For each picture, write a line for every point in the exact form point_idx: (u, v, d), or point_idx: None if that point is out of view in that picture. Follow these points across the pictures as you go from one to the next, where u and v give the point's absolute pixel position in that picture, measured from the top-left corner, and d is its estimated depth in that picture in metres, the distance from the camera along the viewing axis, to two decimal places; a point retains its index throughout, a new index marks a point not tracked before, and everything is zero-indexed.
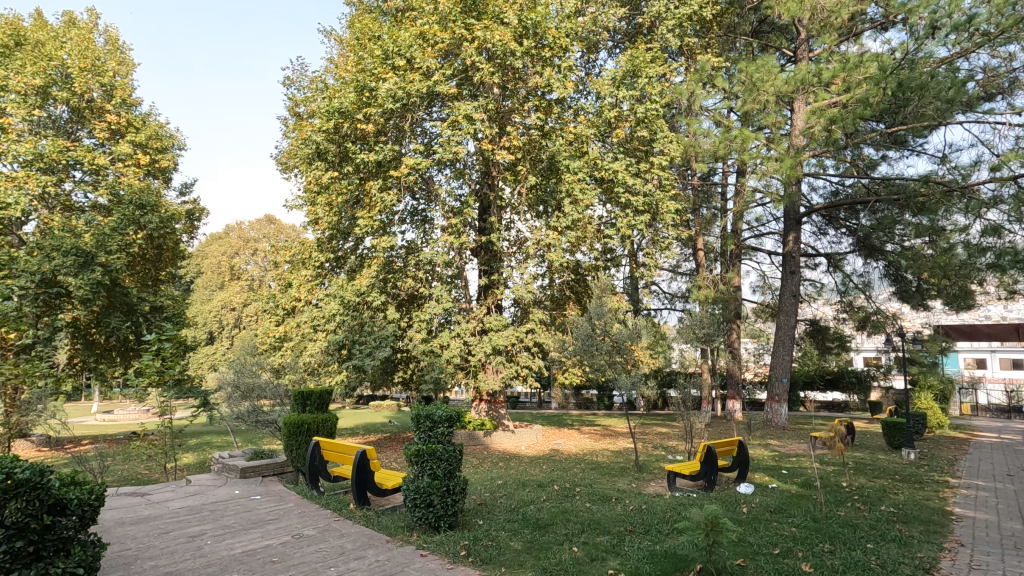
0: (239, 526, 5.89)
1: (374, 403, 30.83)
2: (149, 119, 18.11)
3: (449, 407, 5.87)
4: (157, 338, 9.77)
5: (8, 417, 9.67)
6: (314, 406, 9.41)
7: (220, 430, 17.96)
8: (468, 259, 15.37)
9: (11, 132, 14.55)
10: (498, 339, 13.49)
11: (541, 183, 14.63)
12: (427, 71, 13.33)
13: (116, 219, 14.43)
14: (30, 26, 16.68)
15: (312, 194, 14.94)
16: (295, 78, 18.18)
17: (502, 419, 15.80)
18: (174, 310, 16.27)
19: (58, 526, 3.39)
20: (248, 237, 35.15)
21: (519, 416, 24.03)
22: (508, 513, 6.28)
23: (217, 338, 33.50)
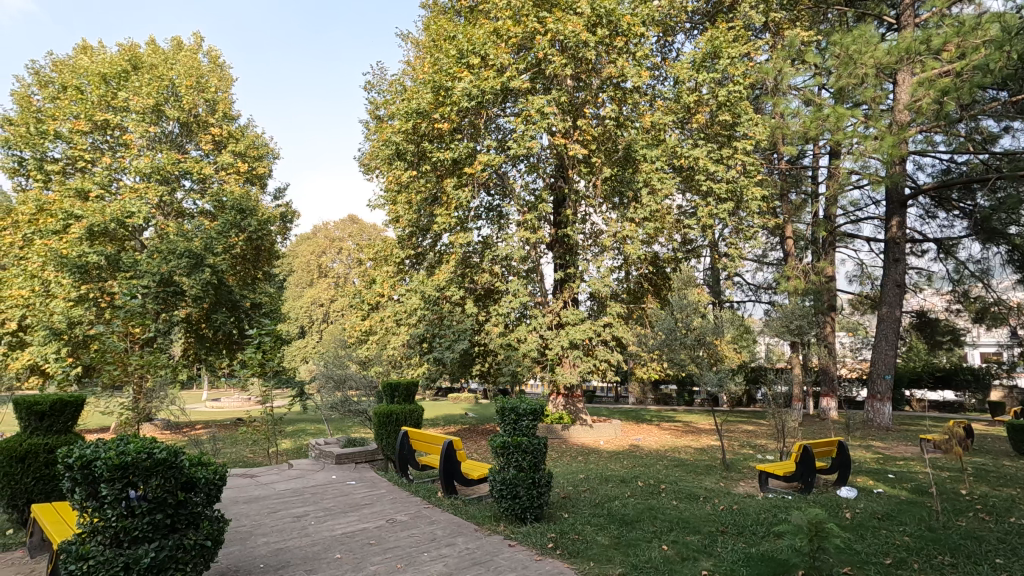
0: (337, 509, 6.27)
1: (453, 395, 31.72)
2: (247, 130, 19.53)
3: (533, 400, 5.92)
4: (258, 332, 10.60)
5: (137, 403, 10.82)
6: (402, 397, 9.82)
7: (313, 418, 19.18)
8: (544, 253, 15.36)
9: (132, 149, 16.22)
10: (575, 333, 13.48)
11: (616, 174, 14.37)
12: (500, 68, 13.41)
13: (221, 223, 15.77)
14: (145, 51, 18.43)
15: (392, 193, 15.53)
16: (376, 82, 18.91)
17: (579, 414, 15.75)
18: (271, 306, 17.56)
19: (190, 502, 3.75)
20: (333, 236, 37.16)
21: (596, 410, 23.72)
22: (593, 507, 6.26)
23: (308, 332, 35.76)
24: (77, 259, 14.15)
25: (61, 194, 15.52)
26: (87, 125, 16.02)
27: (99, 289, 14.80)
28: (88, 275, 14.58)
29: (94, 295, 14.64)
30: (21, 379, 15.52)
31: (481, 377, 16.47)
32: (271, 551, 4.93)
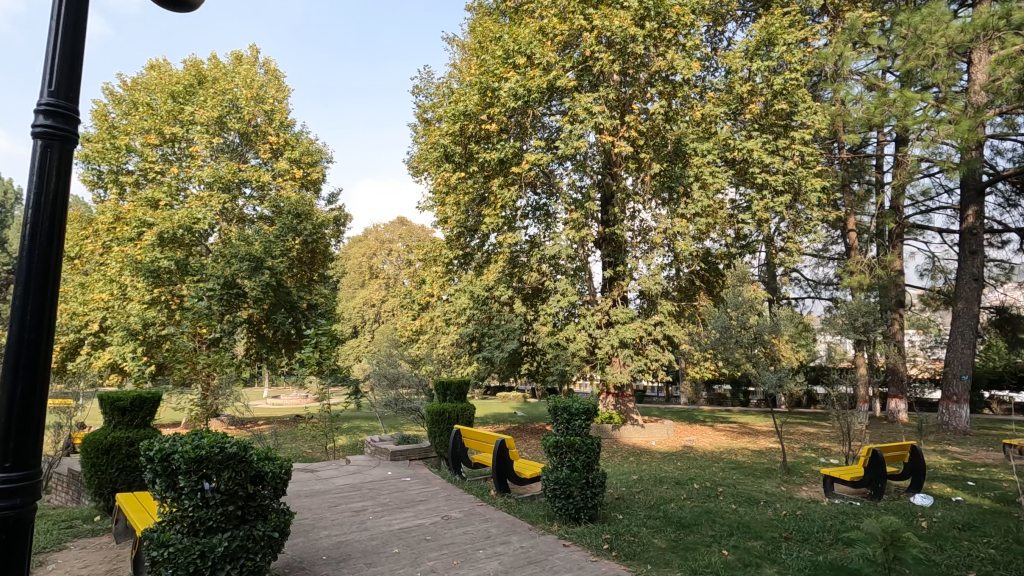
0: (394, 505, 6.41)
1: (501, 394, 31.88)
2: (302, 138, 20.27)
3: (586, 400, 5.88)
4: (315, 333, 10.98)
5: (205, 399, 11.42)
6: (454, 395, 9.96)
7: (367, 416, 19.72)
8: (592, 252, 15.22)
9: (198, 159, 17.14)
10: (625, 332, 13.29)
11: (666, 169, 14.08)
12: (547, 66, 13.35)
13: (279, 227, 16.45)
14: (208, 66, 19.43)
15: (441, 195, 15.76)
16: (423, 86, 19.21)
17: (630, 413, 15.52)
18: (326, 306, 18.16)
19: (258, 495, 3.92)
20: (384, 238, 38.08)
21: (647, 411, 23.31)
22: (648, 509, 6.15)
23: (360, 331, 36.78)
24: (150, 264, 15.09)
25: (135, 204, 16.57)
26: (157, 138, 17.05)
27: (170, 292, 15.72)
28: (160, 279, 15.50)
29: (165, 298, 15.57)
30: (102, 377, 16.69)
31: (529, 376, 16.49)
32: (333, 544, 5.11)
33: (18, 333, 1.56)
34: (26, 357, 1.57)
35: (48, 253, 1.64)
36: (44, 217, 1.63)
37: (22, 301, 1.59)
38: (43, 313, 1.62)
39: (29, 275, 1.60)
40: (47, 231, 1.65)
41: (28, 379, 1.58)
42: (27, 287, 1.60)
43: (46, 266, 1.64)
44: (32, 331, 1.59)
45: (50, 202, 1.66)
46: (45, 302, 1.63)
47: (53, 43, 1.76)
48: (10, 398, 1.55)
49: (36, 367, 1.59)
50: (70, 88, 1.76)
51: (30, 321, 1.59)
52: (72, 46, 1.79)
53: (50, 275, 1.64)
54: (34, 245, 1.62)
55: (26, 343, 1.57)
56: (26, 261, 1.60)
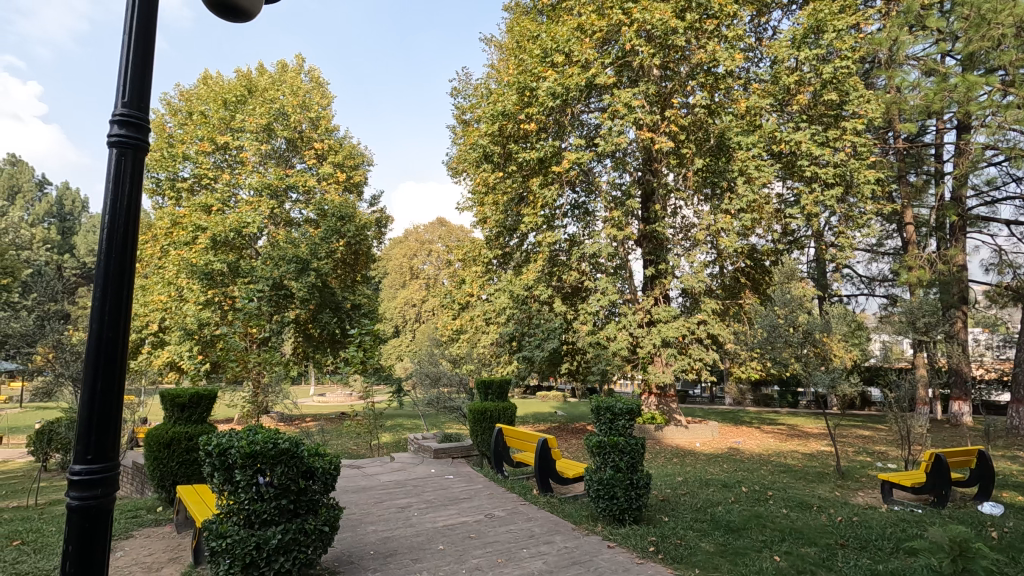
0: (437, 502, 6.49)
1: (540, 394, 31.84)
2: (345, 142, 20.76)
3: (629, 400, 5.80)
4: (359, 332, 11.24)
5: (256, 396, 11.85)
6: (495, 395, 10.00)
7: (410, 414, 20.06)
8: (633, 250, 15.01)
9: (248, 165, 17.78)
10: (667, 331, 13.04)
11: (709, 165, 13.74)
12: (585, 63, 13.20)
13: (324, 230, 16.90)
14: (256, 76, 20.12)
15: (480, 195, 15.86)
16: (461, 88, 19.36)
17: (673, 414, 15.23)
18: (369, 307, 18.57)
19: (309, 490, 4.05)
20: (424, 239, 38.64)
21: (691, 411, 22.82)
22: (694, 512, 6.02)
23: (401, 331, 37.39)
24: (204, 266, 15.77)
25: (190, 210, 17.34)
26: (209, 146, 17.79)
27: (223, 294, 16.40)
28: (214, 281, 16.19)
29: (218, 299, 16.24)
30: (162, 374, 17.58)
31: (570, 375, 16.41)
32: (380, 539, 5.21)
33: (98, 331, 1.65)
34: (105, 355, 1.65)
35: (124, 255, 1.72)
36: (120, 222, 1.72)
37: (100, 301, 1.67)
38: (120, 312, 1.71)
39: (107, 277, 1.68)
40: (122, 234, 1.74)
41: (107, 375, 1.66)
42: (104, 287, 1.68)
43: (120, 269, 1.71)
44: (110, 330, 1.67)
45: (124, 207, 1.74)
46: (121, 301, 1.71)
47: (126, 56, 1.84)
48: (91, 393, 1.63)
49: (114, 364, 1.68)
50: (142, 99, 1.84)
51: (108, 320, 1.67)
52: (144, 57, 1.87)
53: (125, 277, 1.72)
54: (111, 247, 1.70)
55: (104, 341, 1.66)
56: (105, 263, 1.69)
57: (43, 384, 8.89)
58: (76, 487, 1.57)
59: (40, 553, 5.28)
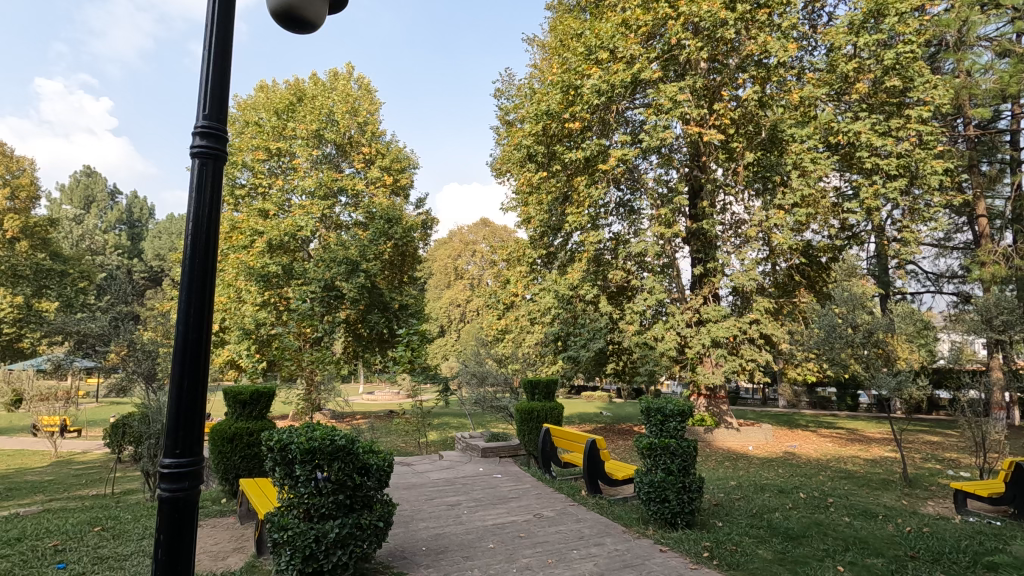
0: (486, 501, 6.54)
1: (585, 394, 31.62)
2: (391, 146, 21.21)
3: (680, 401, 5.69)
4: (407, 332, 11.45)
5: (310, 394, 12.26)
6: (542, 394, 10.01)
7: (456, 413, 20.29)
8: (680, 248, 14.70)
9: (300, 170, 18.39)
10: (717, 331, 12.67)
11: (760, 159, 13.28)
12: (631, 59, 12.99)
13: (372, 233, 17.31)
14: (308, 84, 20.81)
15: (524, 195, 15.89)
16: (505, 88, 19.45)
17: (724, 416, 14.81)
18: (416, 307, 18.90)
19: (365, 486, 4.15)
20: (468, 240, 39.04)
21: (743, 413, 22.12)
22: (750, 518, 5.83)
23: (446, 331, 37.88)
24: (261, 269, 16.44)
25: (247, 215, 18.13)
26: (264, 154, 18.54)
27: (278, 295, 17.06)
28: (269, 283, 16.84)
29: (274, 300, 16.91)
30: (223, 372, 18.44)
31: (616, 375, 16.21)
32: (431, 536, 5.30)
33: (184, 333, 1.74)
34: (190, 355, 1.75)
35: (206, 260, 1.82)
36: (202, 228, 1.81)
37: (186, 304, 1.77)
38: (203, 314, 1.80)
39: (191, 283, 1.78)
40: (205, 239, 1.83)
41: (193, 375, 1.75)
42: (190, 291, 1.78)
43: (204, 271, 1.81)
44: (195, 331, 1.77)
45: (206, 214, 1.84)
46: (204, 304, 1.80)
47: (206, 69, 1.93)
48: (179, 391, 1.72)
49: (199, 364, 1.77)
50: (220, 110, 1.93)
51: (192, 322, 1.76)
52: (223, 69, 1.96)
53: (207, 280, 1.81)
54: (195, 251, 1.80)
55: (189, 342, 1.75)
56: (190, 266, 1.79)
57: (117, 381, 9.50)
58: (167, 480, 1.66)
59: (118, 539, 5.64)
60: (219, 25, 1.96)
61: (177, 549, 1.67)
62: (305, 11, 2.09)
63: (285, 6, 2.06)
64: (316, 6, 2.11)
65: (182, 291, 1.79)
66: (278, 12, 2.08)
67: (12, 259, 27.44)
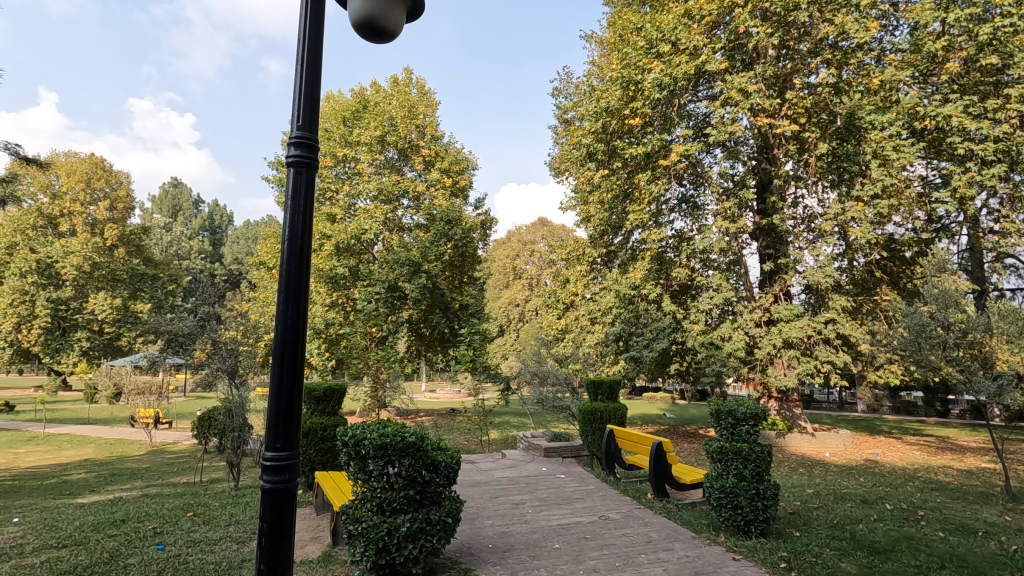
0: (551, 501, 6.53)
1: (647, 395, 31.00)
2: (451, 148, 21.59)
3: (753, 404, 5.48)
4: (469, 332, 11.62)
5: (376, 391, 12.68)
6: (605, 395, 9.90)
7: (517, 412, 20.41)
8: (748, 244, 14.12)
9: (365, 175, 19.05)
10: (789, 331, 12.07)
11: (835, 149, 12.53)
12: (694, 51, 12.57)
13: (433, 234, 17.67)
14: (371, 91, 21.55)
15: (584, 193, 15.75)
16: (562, 87, 19.34)
17: (797, 420, 14.11)
18: (476, 307, 19.16)
19: (434, 482, 4.25)
20: (526, 239, 39.21)
21: (817, 417, 20.98)
22: (830, 529, 5.52)
23: (505, 330, 38.12)
24: (330, 271, 17.16)
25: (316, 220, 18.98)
26: (331, 161, 19.35)
27: (345, 296, 17.75)
28: (337, 284, 17.55)
29: (342, 301, 17.63)
30: None
31: (680, 376, 15.77)
32: (497, 533, 5.35)
33: (282, 333, 1.84)
34: (289, 354, 1.85)
35: (301, 266, 1.91)
36: (296, 236, 1.91)
37: (284, 307, 1.87)
38: (299, 316, 1.89)
39: (289, 287, 1.88)
40: (300, 246, 1.93)
41: (291, 374, 1.85)
42: (287, 294, 1.88)
43: (299, 276, 1.90)
44: (292, 332, 1.86)
45: (301, 221, 1.94)
46: (300, 306, 1.89)
47: (297, 82, 2.02)
48: (279, 389, 1.82)
49: (296, 363, 1.86)
50: (312, 121, 2.01)
51: (289, 323, 1.86)
52: (314, 81, 2.04)
53: (304, 284, 1.90)
54: (291, 256, 1.89)
55: (287, 343, 1.85)
56: (286, 271, 1.89)
57: (204, 377, 10.20)
58: (269, 472, 1.77)
59: (208, 524, 6.05)
60: (309, 41, 2.06)
61: (279, 537, 1.77)
62: (385, 22, 2.17)
63: (367, 17, 2.14)
64: (395, 16, 2.18)
65: (281, 294, 1.89)
66: (360, 24, 2.17)
67: (112, 264, 30.02)
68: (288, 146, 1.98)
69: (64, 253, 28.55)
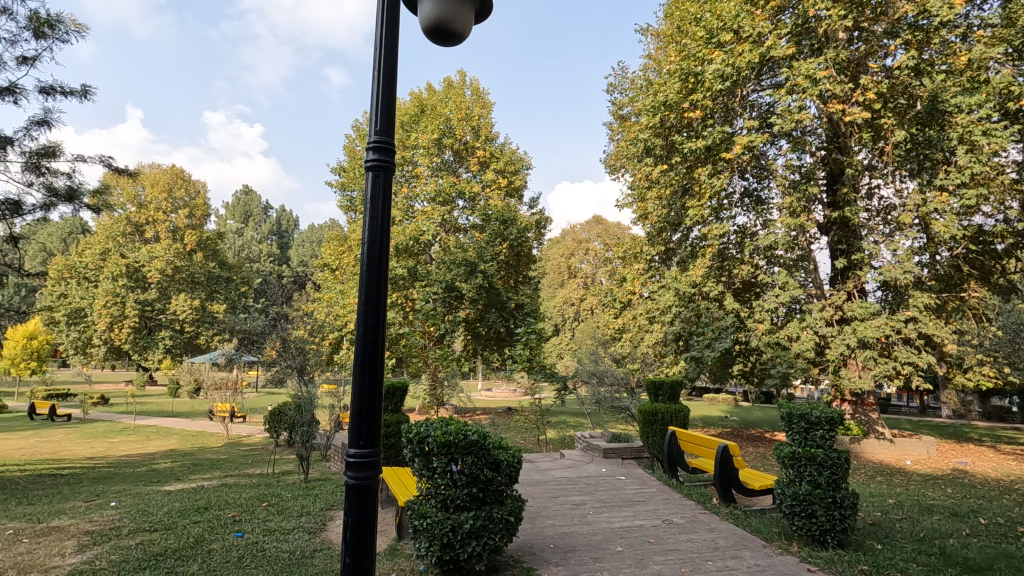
0: (612, 502, 6.44)
1: (708, 396, 30.04)
2: (505, 148, 21.71)
3: (828, 407, 5.18)
4: (525, 331, 11.65)
5: (435, 389, 12.94)
6: (666, 396, 9.67)
7: (574, 412, 20.29)
8: (817, 239, 13.41)
9: (422, 178, 19.45)
10: (864, 330, 11.35)
11: (916, 135, 11.68)
12: (758, 38, 12.05)
13: (489, 234, 17.77)
14: (428, 95, 22.00)
15: (641, 190, 15.44)
16: (617, 82, 18.96)
17: (874, 425, 13.27)
18: (532, 306, 19.16)
19: (496, 481, 4.27)
20: (581, 238, 38.89)
21: (895, 423, 19.65)
22: (916, 542, 5.15)
23: (560, 329, 37.94)
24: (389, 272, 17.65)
25: None
26: None
27: (404, 296, 18.20)
28: (396, 285, 18.02)
29: (400, 301, 18.08)
30: None
31: (744, 377, 15.20)
32: (558, 534, 5.33)
33: (364, 333, 1.91)
34: (370, 354, 1.91)
35: (381, 268, 1.97)
36: (375, 238, 1.97)
37: (365, 307, 1.94)
38: (379, 316, 1.95)
39: (369, 287, 1.94)
40: (379, 248, 1.99)
41: (371, 372, 1.90)
42: (367, 295, 1.94)
43: (379, 277, 1.96)
44: (373, 331, 1.93)
45: (379, 223, 1.99)
46: (380, 306, 1.95)
47: (375, 88, 2.08)
48: (360, 388, 1.88)
49: (376, 362, 1.92)
50: (389, 125, 2.07)
51: (370, 323, 1.93)
52: (390, 86, 2.10)
53: (383, 285, 1.96)
54: (371, 258, 1.96)
55: (368, 343, 1.92)
56: (366, 273, 1.96)
57: (275, 374, 10.72)
58: (353, 468, 1.84)
59: (282, 514, 6.36)
60: (385, 47, 2.12)
61: (362, 530, 1.83)
62: (454, 24, 2.20)
63: (438, 21, 2.17)
64: (464, 18, 2.20)
65: (361, 296, 1.95)
66: (429, 28, 2.21)
67: (191, 267, 32.14)
68: (367, 152, 2.05)
69: (150, 258, 30.84)
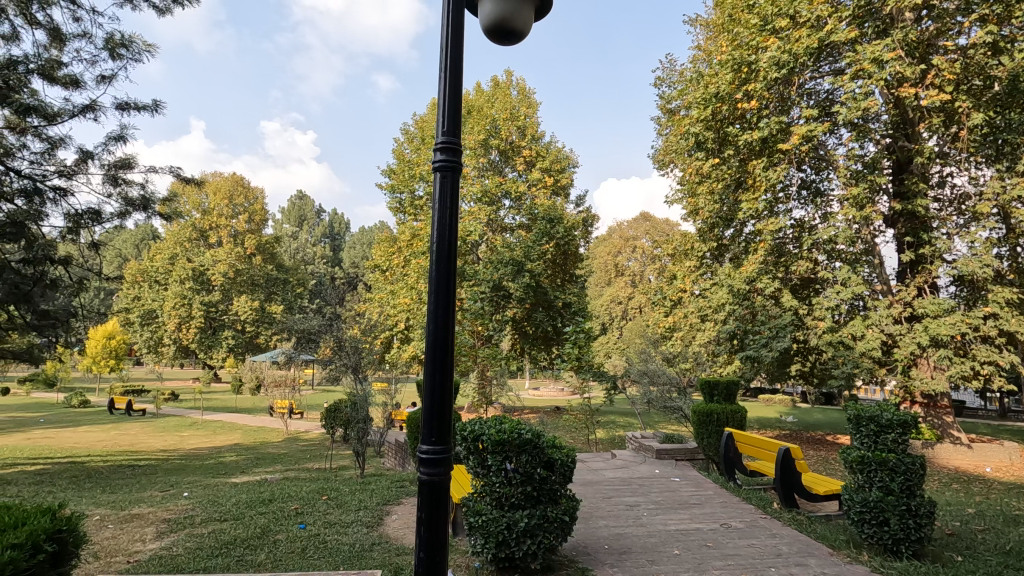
0: (667, 504, 6.31)
1: (765, 397, 28.94)
2: (551, 147, 21.64)
3: (900, 410, 4.89)
4: (574, 329, 11.58)
5: (484, 388, 13.04)
6: (721, 396, 9.40)
7: (623, 412, 19.99)
8: (883, 232, 12.71)
9: (468, 178, 19.63)
10: (937, 327, 10.65)
11: (994, 119, 10.87)
12: (816, 22, 11.52)
13: (535, 233, 17.48)
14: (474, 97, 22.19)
15: (692, 185, 15.04)
16: (666, 76, 18.52)
17: (948, 429, 12.46)
18: (580, 305, 19.00)
19: (550, 479, 4.27)
20: (628, 236, 38.27)
21: (972, 427, 18.36)
22: (1001, 556, 4.81)
23: (608, 328, 37.46)
24: None
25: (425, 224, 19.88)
26: None
27: None
28: None
29: None
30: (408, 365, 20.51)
31: (803, 377, 14.57)
32: (611, 534, 5.28)
33: (434, 332, 1.95)
34: (440, 352, 1.94)
35: (450, 268, 2.01)
36: (445, 238, 2.00)
37: (434, 306, 1.98)
38: (448, 316, 1.98)
39: (438, 287, 1.98)
40: (447, 250, 2.02)
41: (442, 371, 1.94)
42: (437, 296, 1.98)
43: (449, 277, 1.99)
44: (442, 331, 1.96)
45: (448, 223, 2.03)
46: (449, 305, 1.99)
47: (441, 88, 2.12)
48: (431, 386, 1.92)
49: (446, 361, 1.95)
50: (456, 125, 2.10)
51: (440, 322, 1.96)
52: (456, 86, 2.12)
53: (451, 285, 1.99)
54: (440, 258, 2.00)
55: (438, 342, 1.95)
56: (436, 274, 2.00)
57: (331, 372, 11.08)
58: (426, 464, 1.88)
59: (340, 508, 6.57)
60: (450, 49, 2.15)
61: (435, 525, 1.87)
62: (515, 23, 2.20)
63: (498, 20, 2.19)
64: (524, 16, 2.20)
65: (431, 296, 1.99)
66: (490, 28, 2.22)
67: (251, 270, 33.65)
68: (435, 153, 2.09)
69: (213, 262, 32.50)
